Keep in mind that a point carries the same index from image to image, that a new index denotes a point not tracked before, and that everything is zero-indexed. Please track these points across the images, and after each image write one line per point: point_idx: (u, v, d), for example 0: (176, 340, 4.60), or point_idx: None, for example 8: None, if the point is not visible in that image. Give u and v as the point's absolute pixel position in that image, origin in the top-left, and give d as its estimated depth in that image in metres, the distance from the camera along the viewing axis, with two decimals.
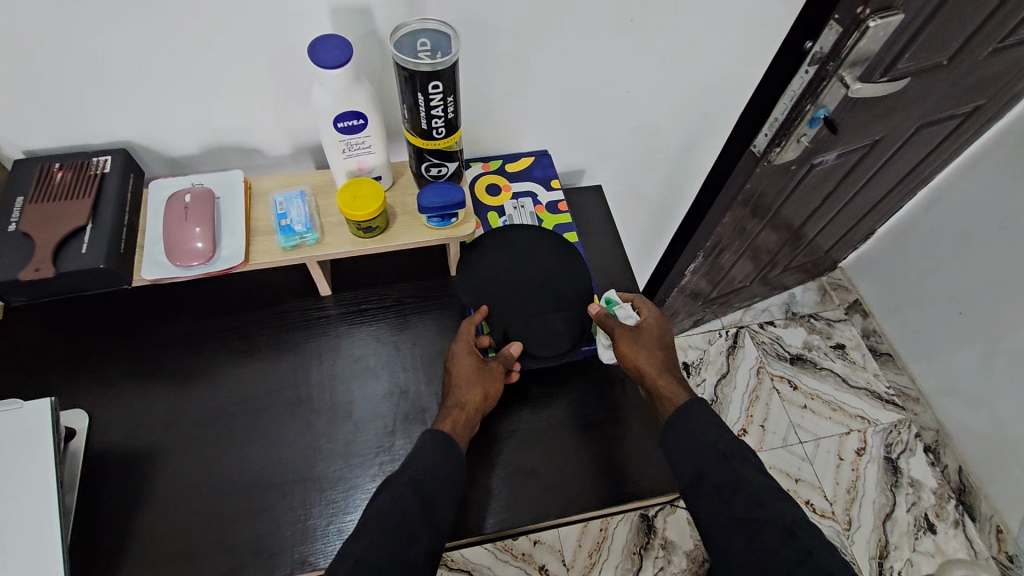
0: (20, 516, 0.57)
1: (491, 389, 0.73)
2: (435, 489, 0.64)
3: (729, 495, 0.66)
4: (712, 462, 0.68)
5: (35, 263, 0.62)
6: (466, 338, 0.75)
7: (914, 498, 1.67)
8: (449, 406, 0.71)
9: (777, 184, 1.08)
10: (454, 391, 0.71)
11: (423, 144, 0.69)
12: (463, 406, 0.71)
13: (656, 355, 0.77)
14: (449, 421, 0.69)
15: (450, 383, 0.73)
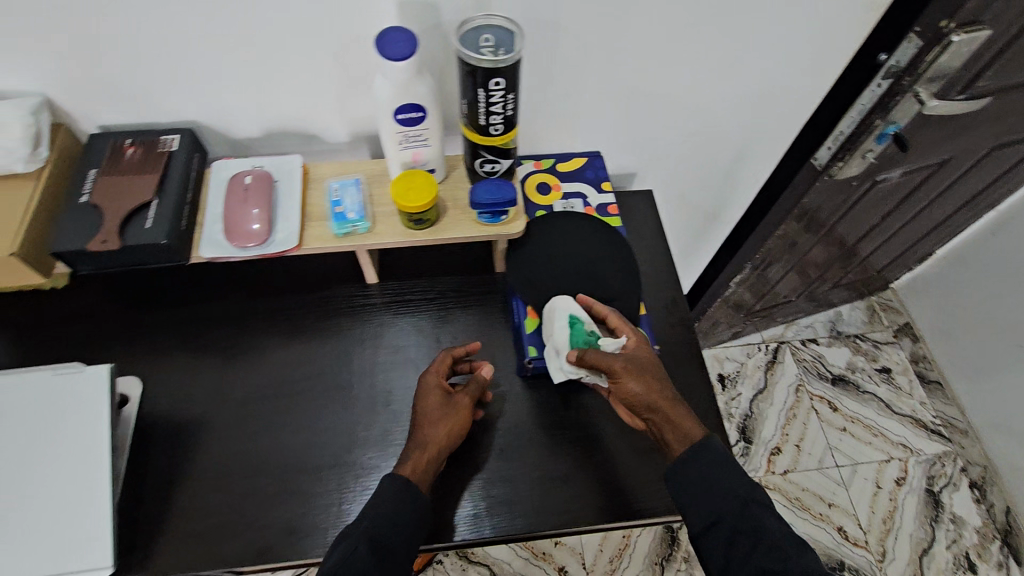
0: (75, 477, 0.59)
1: (457, 424, 0.69)
2: (394, 541, 0.62)
3: (738, 523, 0.63)
4: (720, 503, 0.64)
5: (102, 235, 0.64)
6: (438, 370, 0.72)
7: (955, 535, 1.60)
8: (413, 445, 0.67)
9: (833, 199, 1.05)
10: (417, 428, 0.68)
11: (480, 140, 0.69)
12: (422, 444, 0.67)
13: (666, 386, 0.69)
14: (410, 462, 0.66)
15: (416, 419, 0.69)
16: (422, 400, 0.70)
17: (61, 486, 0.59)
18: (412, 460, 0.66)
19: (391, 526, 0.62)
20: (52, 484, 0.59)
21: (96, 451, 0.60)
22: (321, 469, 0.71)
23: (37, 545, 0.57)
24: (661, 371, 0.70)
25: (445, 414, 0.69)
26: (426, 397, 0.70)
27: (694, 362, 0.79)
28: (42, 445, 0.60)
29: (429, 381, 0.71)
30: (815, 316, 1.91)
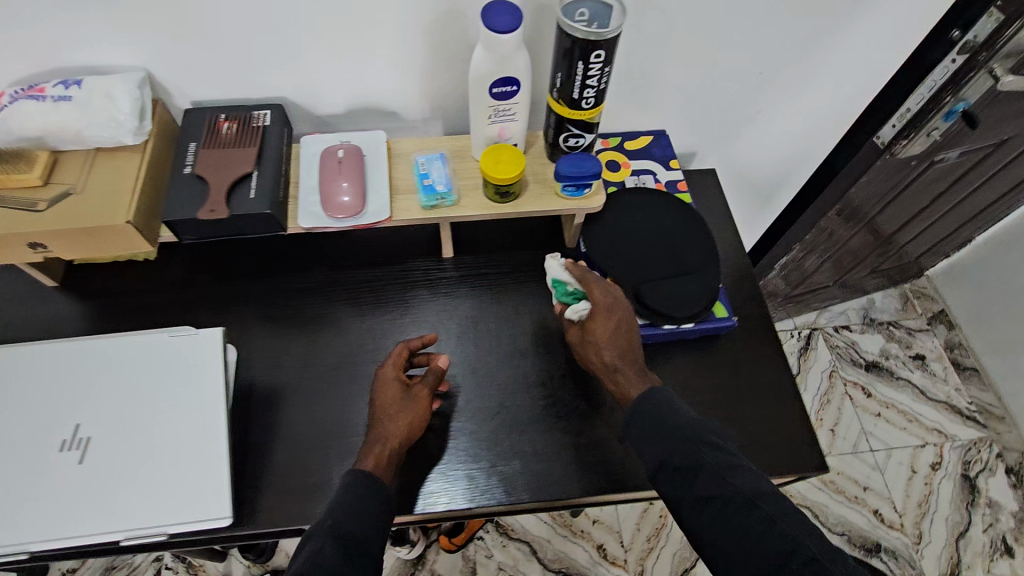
0: (195, 434, 0.63)
1: (417, 417, 0.68)
2: (360, 536, 0.58)
3: (680, 459, 0.61)
4: (670, 447, 0.61)
5: (210, 205, 0.66)
6: (395, 362, 0.71)
7: (991, 519, 1.61)
8: (373, 441, 0.67)
9: (888, 178, 1.07)
10: (375, 422, 0.67)
11: (568, 113, 0.71)
12: (381, 437, 0.66)
13: (609, 346, 0.69)
14: (370, 458, 0.65)
15: (376, 413, 0.68)
16: (377, 393, 0.69)
17: (180, 442, 0.62)
18: (370, 449, 0.66)
19: (357, 520, 0.59)
20: (171, 440, 0.62)
21: (211, 409, 0.64)
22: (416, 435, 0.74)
23: (161, 496, 0.61)
24: (615, 331, 0.70)
25: (403, 405, 0.68)
26: (384, 389, 0.69)
27: (765, 334, 0.81)
28: (161, 404, 0.63)
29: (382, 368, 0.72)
30: (849, 303, 1.91)
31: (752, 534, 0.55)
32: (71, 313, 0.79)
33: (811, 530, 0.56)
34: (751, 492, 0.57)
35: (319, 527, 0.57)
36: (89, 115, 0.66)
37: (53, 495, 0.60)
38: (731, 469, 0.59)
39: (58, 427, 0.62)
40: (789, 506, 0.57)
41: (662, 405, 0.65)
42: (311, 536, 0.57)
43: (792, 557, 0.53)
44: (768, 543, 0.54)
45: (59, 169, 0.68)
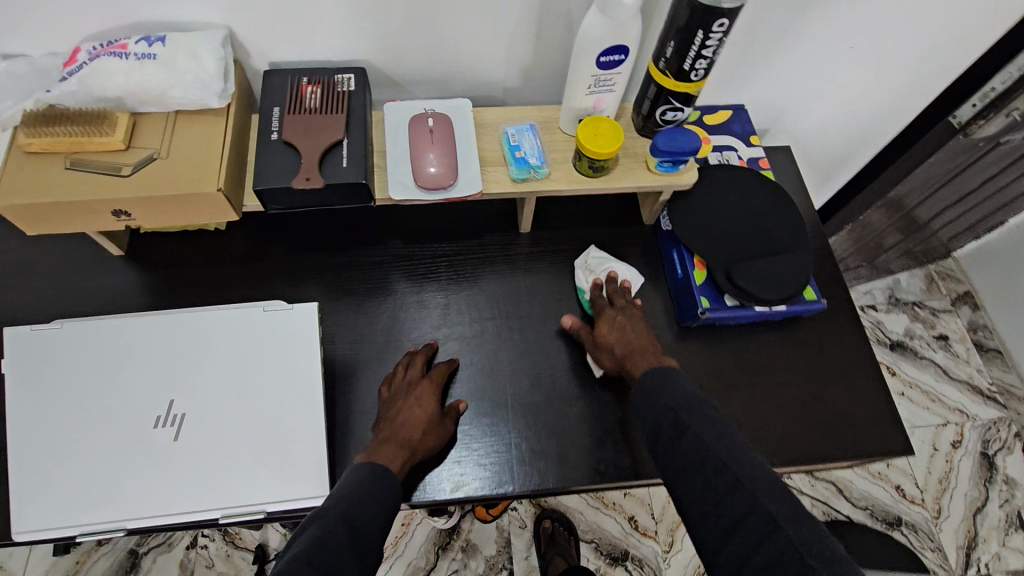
0: (290, 412, 0.61)
1: (436, 447, 0.68)
2: (365, 529, 0.55)
3: (664, 424, 0.62)
4: (662, 416, 0.63)
5: (305, 173, 0.63)
6: (433, 381, 0.70)
7: (1008, 495, 1.65)
8: (396, 443, 0.64)
9: (953, 158, 1.06)
10: (403, 427, 0.65)
11: (671, 85, 0.67)
12: (413, 451, 0.65)
13: (617, 343, 0.71)
14: (395, 460, 0.63)
15: (407, 417, 0.66)
16: (415, 402, 0.68)
17: (277, 420, 0.61)
18: (397, 454, 0.63)
19: (366, 510, 0.56)
20: (267, 417, 0.61)
21: (307, 387, 0.62)
22: (511, 409, 0.73)
23: (260, 474, 0.59)
24: (620, 327, 0.72)
25: (437, 432, 0.68)
26: (420, 401, 0.68)
27: (848, 316, 0.81)
28: (255, 380, 0.61)
29: (423, 378, 0.71)
30: (875, 284, 1.90)
31: (720, 495, 0.56)
32: (142, 283, 0.76)
33: (797, 518, 0.52)
34: (735, 468, 0.56)
35: (326, 510, 0.55)
36: (175, 75, 0.62)
37: (147, 474, 0.58)
38: (718, 443, 0.58)
39: (150, 403, 0.60)
40: (778, 487, 0.55)
41: (660, 377, 0.65)
42: (315, 518, 0.54)
43: (769, 543, 0.51)
44: (746, 528, 0.53)
45: (138, 132, 0.64)
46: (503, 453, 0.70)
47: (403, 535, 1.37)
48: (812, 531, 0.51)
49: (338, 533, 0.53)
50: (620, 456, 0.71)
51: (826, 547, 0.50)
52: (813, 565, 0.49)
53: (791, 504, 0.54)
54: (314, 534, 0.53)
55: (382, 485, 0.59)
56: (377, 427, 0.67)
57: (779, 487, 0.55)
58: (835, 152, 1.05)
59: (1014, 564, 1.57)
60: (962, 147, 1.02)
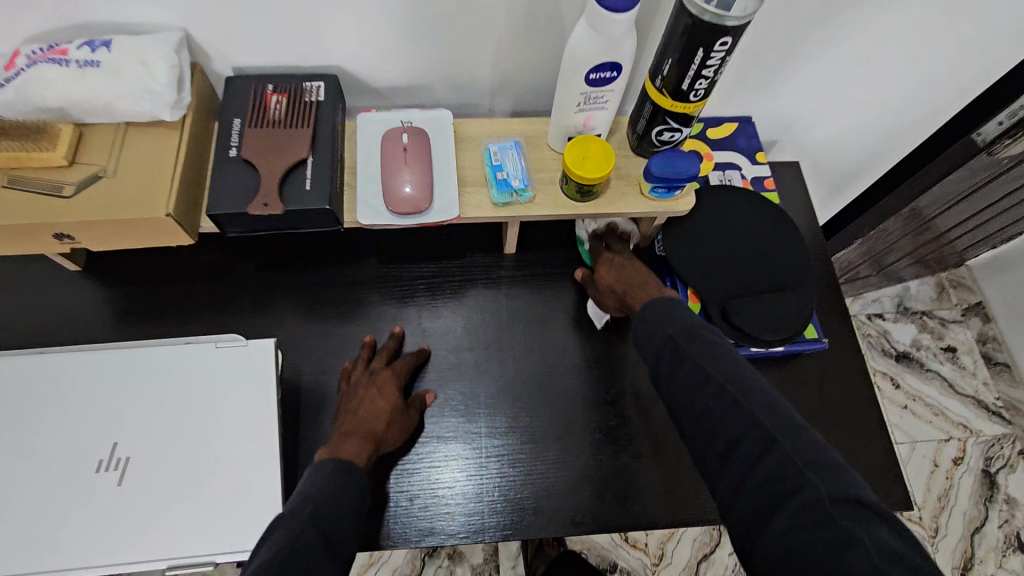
0: (244, 457, 0.58)
1: (399, 442, 0.66)
2: (335, 530, 0.52)
3: (664, 352, 0.59)
4: (660, 351, 0.59)
5: (262, 198, 0.58)
6: (395, 371, 0.68)
7: (1008, 515, 1.52)
8: (358, 432, 0.62)
9: (975, 174, 0.98)
10: (365, 415, 0.63)
11: (668, 105, 0.60)
12: (378, 442, 0.62)
13: (616, 282, 0.69)
14: (358, 448, 0.60)
15: (368, 408, 0.64)
16: (377, 393, 0.66)
17: (228, 463, 0.58)
18: (363, 448, 0.60)
19: (337, 508, 0.53)
20: (219, 460, 0.57)
21: (261, 427, 0.59)
22: (486, 450, 0.68)
23: (211, 522, 0.56)
24: (619, 268, 0.70)
25: (400, 426, 0.66)
26: (382, 392, 0.66)
27: (853, 356, 0.75)
28: (206, 420, 0.58)
29: (385, 369, 0.68)
30: (883, 291, 1.69)
31: (717, 416, 0.54)
32: (102, 302, 0.72)
33: (793, 431, 0.51)
34: (732, 387, 0.54)
35: (292, 514, 0.51)
36: (121, 86, 0.56)
37: (94, 521, 0.55)
38: (715, 362, 0.56)
39: (94, 445, 0.57)
40: (773, 403, 0.53)
41: (655, 307, 0.62)
42: (280, 522, 0.50)
43: (766, 459, 0.50)
44: (744, 447, 0.51)
45: (85, 147, 0.59)
46: (476, 499, 0.66)
47: None
48: (808, 443, 0.50)
49: (311, 534, 0.50)
50: (599, 506, 0.66)
51: (822, 457, 0.49)
52: (810, 477, 0.48)
53: (786, 418, 0.52)
54: (284, 537, 0.49)
55: (347, 483, 0.56)
56: (337, 422, 0.64)
57: (774, 404, 0.53)
58: (850, 170, 0.96)
59: None
60: (984, 165, 0.94)
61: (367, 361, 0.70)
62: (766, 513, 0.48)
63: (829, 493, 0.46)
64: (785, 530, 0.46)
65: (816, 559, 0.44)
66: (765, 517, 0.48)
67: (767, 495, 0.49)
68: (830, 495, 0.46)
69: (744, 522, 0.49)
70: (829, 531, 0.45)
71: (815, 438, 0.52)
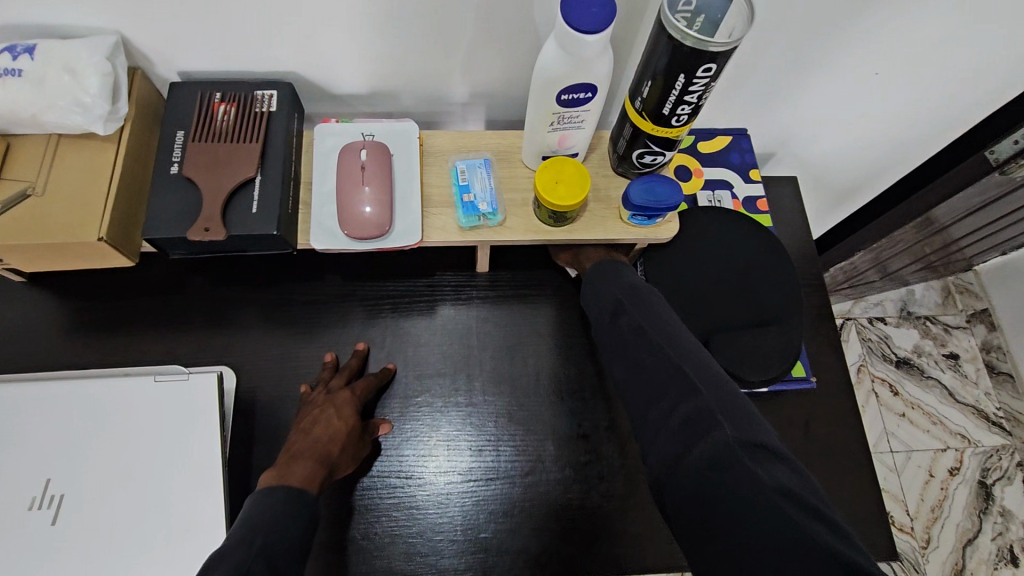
0: (185, 496, 0.54)
1: (351, 467, 0.62)
2: (283, 561, 0.47)
3: (604, 306, 0.58)
4: (602, 309, 0.58)
5: (204, 221, 0.54)
6: (356, 390, 0.64)
7: (1002, 527, 1.36)
8: (311, 454, 0.56)
9: (987, 190, 0.91)
10: (320, 436, 0.58)
11: (649, 128, 0.55)
12: (330, 467, 0.57)
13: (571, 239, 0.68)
14: (309, 471, 0.55)
15: (323, 428, 0.59)
16: (334, 412, 0.61)
17: (168, 503, 0.54)
18: (315, 472, 0.55)
19: (279, 528, 0.49)
20: (159, 501, 0.54)
21: (207, 467, 0.55)
22: (448, 485, 0.65)
23: (150, 565, 0.53)
24: None
25: (354, 450, 0.61)
26: (340, 411, 0.61)
27: (843, 392, 0.71)
28: (148, 457, 0.54)
29: (343, 388, 0.64)
30: (886, 293, 1.51)
31: (647, 370, 0.53)
32: (47, 316, 0.67)
33: (716, 382, 0.50)
34: (662, 342, 0.53)
35: (237, 550, 0.45)
36: (45, 96, 0.51)
37: (22, 562, 0.52)
38: (651, 320, 0.55)
39: (24, 482, 0.53)
40: (698, 355, 0.53)
41: (611, 268, 0.60)
42: (223, 557, 0.44)
43: (687, 407, 0.50)
44: (667, 397, 0.51)
45: (11, 159, 0.54)
46: (438, 538, 0.63)
47: None
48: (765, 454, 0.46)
49: (262, 566, 0.45)
50: (565, 548, 0.63)
51: (736, 404, 0.49)
52: (724, 424, 0.48)
53: (708, 368, 0.52)
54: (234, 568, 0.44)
55: (296, 511, 0.51)
56: (287, 442, 0.59)
57: (697, 355, 0.53)
58: (854, 182, 0.90)
59: None
60: (997, 181, 0.87)
61: (326, 380, 0.66)
62: (679, 456, 0.48)
63: (739, 437, 0.47)
64: (697, 471, 0.47)
65: (724, 507, 0.45)
66: (680, 457, 0.48)
67: (686, 444, 0.48)
68: (739, 439, 0.47)
69: (661, 467, 0.49)
70: (736, 476, 0.45)
71: (766, 428, 0.49)
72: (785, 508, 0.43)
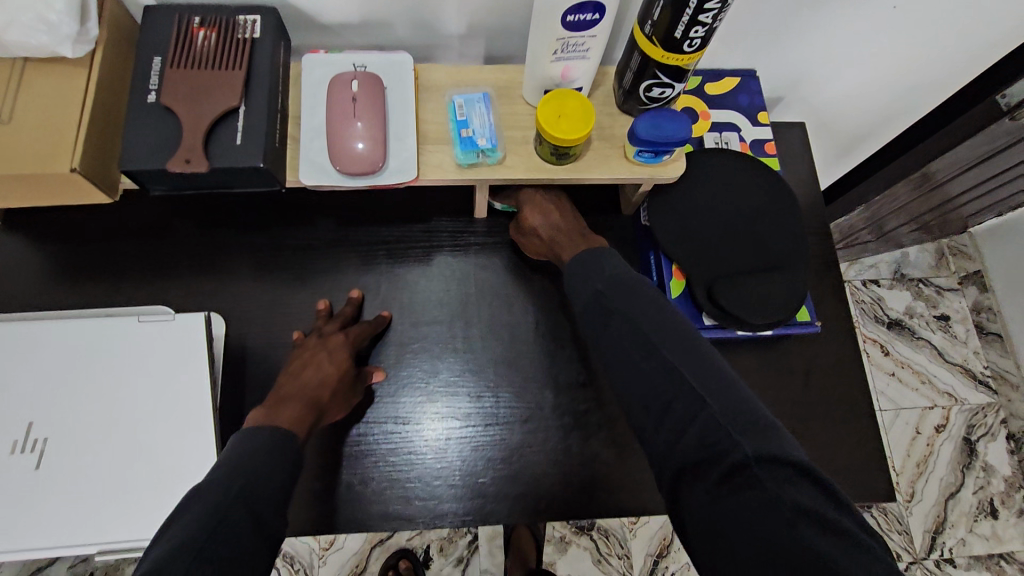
0: (174, 440, 0.52)
1: (343, 412, 0.60)
2: (262, 506, 0.47)
3: (595, 303, 0.56)
4: (591, 307, 0.56)
5: (184, 153, 0.50)
6: (349, 337, 0.62)
7: (984, 482, 1.39)
8: (298, 397, 0.56)
9: (992, 139, 0.89)
10: (309, 380, 0.57)
11: (659, 55, 0.52)
12: (319, 412, 0.56)
13: (544, 229, 0.64)
14: (294, 414, 0.54)
15: (312, 374, 0.58)
16: (327, 356, 0.59)
17: (159, 450, 0.52)
18: (303, 415, 0.54)
19: (261, 475, 0.48)
20: (149, 449, 0.52)
21: (198, 414, 0.53)
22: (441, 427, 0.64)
23: (143, 510, 0.51)
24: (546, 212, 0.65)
25: (346, 395, 0.60)
26: (332, 357, 0.59)
27: (844, 339, 0.70)
28: (137, 403, 0.52)
29: (337, 332, 0.62)
30: (880, 255, 1.50)
31: (649, 374, 0.51)
32: (24, 259, 0.64)
33: (722, 389, 0.49)
34: (666, 347, 0.52)
35: (213, 492, 0.45)
36: (7, 13, 0.47)
37: (8, 506, 0.50)
38: (651, 320, 0.53)
39: (7, 426, 0.51)
40: (703, 357, 0.52)
41: (588, 258, 0.58)
42: (197, 501, 0.45)
43: (696, 417, 0.48)
44: (673, 404, 0.50)
45: None
46: (437, 483, 0.62)
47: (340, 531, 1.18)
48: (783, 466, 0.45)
49: (240, 510, 0.45)
50: (565, 492, 0.63)
51: (747, 414, 0.48)
52: (737, 439, 0.46)
53: (712, 372, 0.51)
54: (207, 511, 0.44)
55: (281, 456, 0.50)
56: (277, 383, 0.58)
57: (701, 357, 0.52)
58: (860, 130, 0.87)
59: (977, 552, 1.35)
60: (1004, 129, 0.84)
61: (319, 327, 0.64)
62: (695, 468, 0.47)
63: (754, 452, 0.46)
64: (715, 486, 0.46)
65: (743, 525, 0.44)
66: (695, 471, 0.47)
67: (695, 456, 0.47)
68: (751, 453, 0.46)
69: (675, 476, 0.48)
70: (750, 490, 0.45)
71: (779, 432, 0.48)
72: (801, 524, 0.43)
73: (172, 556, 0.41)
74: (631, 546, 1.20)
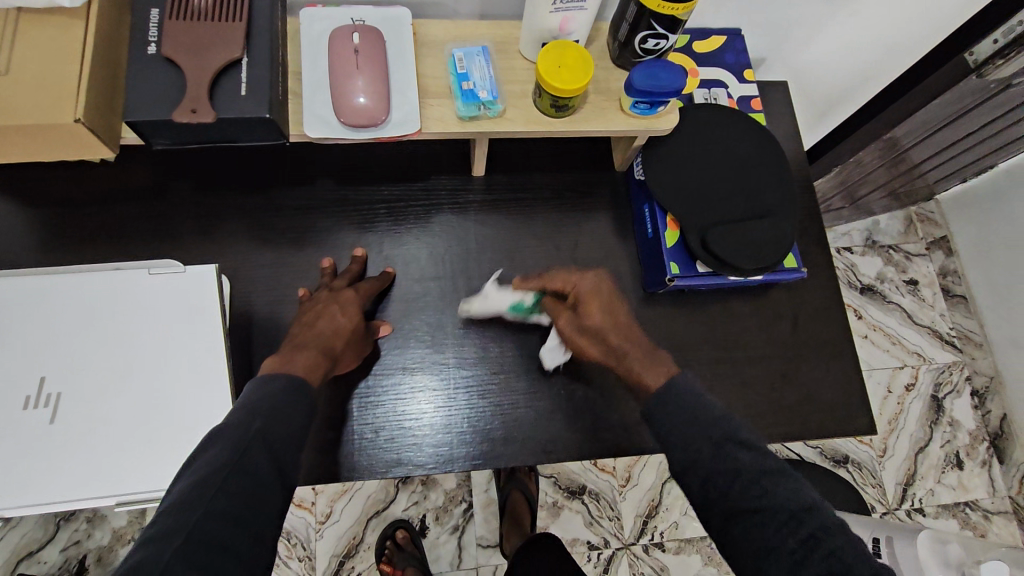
0: (188, 391, 0.53)
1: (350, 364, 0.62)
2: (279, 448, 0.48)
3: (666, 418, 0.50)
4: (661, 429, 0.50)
5: (189, 103, 0.51)
6: (359, 294, 0.63)
7: (950, 436, 1.47)
8: (313, 345, 0.57)
9: (960, 99, 0.93)
10: (323, 331, 0.58)
11: (655, 5, 0.53)
12: (331, 361, 0.57)
13: (606, 336, 0.61)
14: (310, 360, 0.55)
15: (325, 325, 0.59)
16: (339, 309, 0.60)
17: (173, 401, 0.53)
18: (317, 363, 0.56)
19: (278, 419, 0.49)
20: (163, 401, 0.53)
21: (211, 365, 0.54)
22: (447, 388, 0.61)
23: (160, 462, 0.52)
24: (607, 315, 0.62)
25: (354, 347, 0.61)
26: (345, 311, 0.60)
27: (826, 287, 0.73)
28: (150, 355, 0.53)
29: (347, 288, 0.63)
30: (852, 223, 1.54)
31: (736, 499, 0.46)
32: (17, 221, 0.63)
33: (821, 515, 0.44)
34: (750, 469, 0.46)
35: (233, 433, 0.46)
36: None
37: (23, 459, 0.50)
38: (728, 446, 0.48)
39: (19, 380, 0.51)
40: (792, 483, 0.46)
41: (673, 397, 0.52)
42: (217, 440, 0.46)
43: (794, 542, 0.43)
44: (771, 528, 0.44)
45: None
46: (446, 430, 0.64)
47: (341, 494, 1.19)
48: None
49: (259, 451, 0.47)
50: (567, 437, 0.65)
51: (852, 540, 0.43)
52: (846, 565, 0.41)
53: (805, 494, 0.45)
54: (226, 452, 0.45)
55: (297, 401, 0.51)
56: (289, 333, 0.59)
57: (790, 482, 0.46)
58: (839, 91, 0.90)
59: (944, 501, 1.43)
60: (972, 89, 0.88)
61: (327, 283, 0.65)
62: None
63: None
64: None
65: None
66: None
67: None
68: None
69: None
70: None
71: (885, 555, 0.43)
72: None
73: (193, 500, 0.42)
74: (620, 507, 1.24)
